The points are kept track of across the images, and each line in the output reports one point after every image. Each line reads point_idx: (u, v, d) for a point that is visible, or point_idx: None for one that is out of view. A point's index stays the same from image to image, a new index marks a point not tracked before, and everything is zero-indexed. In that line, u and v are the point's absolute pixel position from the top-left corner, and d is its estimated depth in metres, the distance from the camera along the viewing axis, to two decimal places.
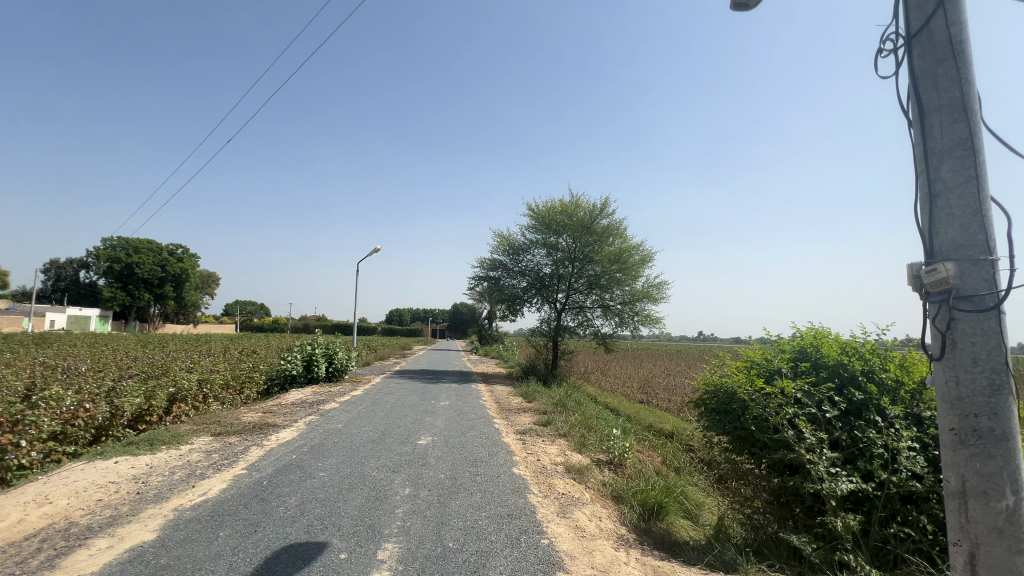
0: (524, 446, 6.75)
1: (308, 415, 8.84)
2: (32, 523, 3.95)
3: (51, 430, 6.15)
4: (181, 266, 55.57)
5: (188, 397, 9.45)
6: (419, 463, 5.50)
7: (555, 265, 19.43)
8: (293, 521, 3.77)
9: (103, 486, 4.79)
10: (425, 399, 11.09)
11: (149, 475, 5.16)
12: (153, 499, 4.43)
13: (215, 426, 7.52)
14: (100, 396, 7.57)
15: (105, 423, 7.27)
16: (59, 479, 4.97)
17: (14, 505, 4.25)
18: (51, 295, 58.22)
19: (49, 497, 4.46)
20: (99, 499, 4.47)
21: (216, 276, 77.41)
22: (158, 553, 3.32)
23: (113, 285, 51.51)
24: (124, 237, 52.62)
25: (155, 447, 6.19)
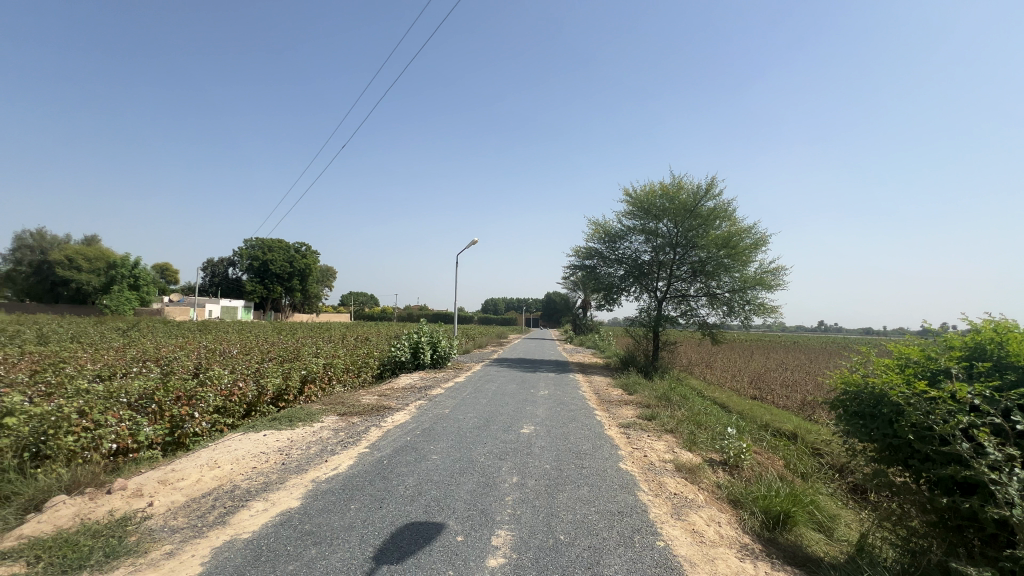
0: (630, 440, 6.55)
1: (417, 399, 9.45)
2: (207, 483, 4.70)
3: (215, 404, 7.28)
4: (306, 262, 62.78)
5: (317, 379, 10.61)
6: (524, 452, 5.59)
7: (655, 252, 18.57)
8: (413, 500, 4.04)
9: (257, 455, 5.55)
10: (524, 388, 11.29)
11: (291, 448, 5.88)
12: (296, 469, 5.03)
13: (340, 406, 8.35)
14: (250, 376, 8.78)
15: (254, 400, 8.44)
16: (224, 447, 5.86)
17: (193, 466, 5.09)
18: (209, 289, 69.07)
19: (218, 461, 5.27)
20: (254, 466, 5.20)
21: (333, 271, 86.12)
22: (303, 519, 3.75)
23: (253, 280, 59.67)
24: (260, 238, 60.58)
25: (294, 423, 7.03)
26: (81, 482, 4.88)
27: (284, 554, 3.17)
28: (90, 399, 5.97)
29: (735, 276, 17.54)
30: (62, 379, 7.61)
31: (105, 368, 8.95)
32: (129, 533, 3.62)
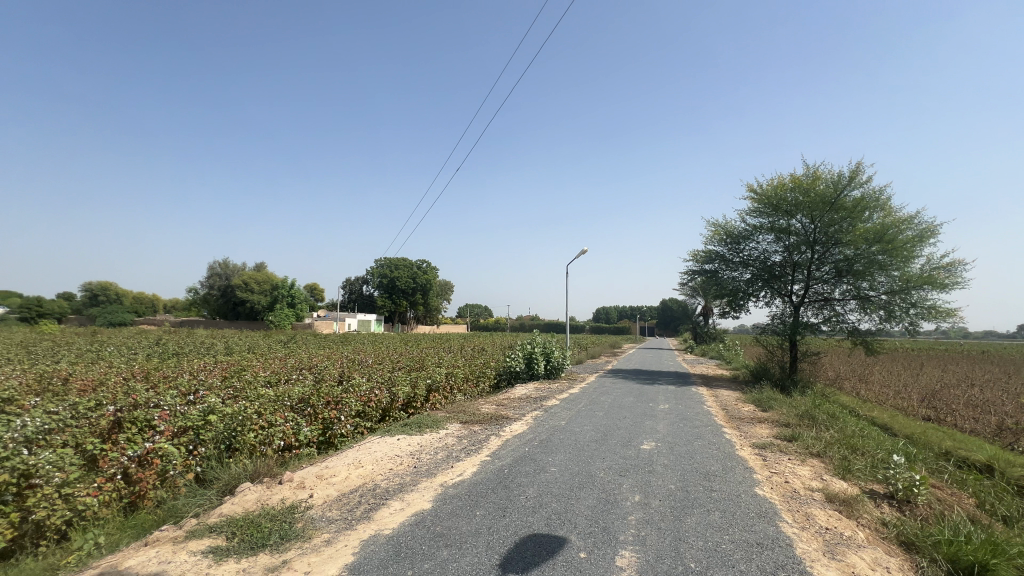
0: (767, 463, 5.91)
1: (533, 410, 9.61)
2: (354, 480, 5.31)
3: (357, 409, 8.21)
4: (427, 277, 67.98)
5: (440, 388, 11.36)
6: (646, 470, 5.35)
7: (788, 251, 16.69)
8: (535, 511, 4.11)
9: (393, 457, 6.12)
10: (642, 401, 10.84)
11: (421, 452, 6.37)
12: (426, 473, 5.44)
13: (462, 414, 8.83)
14: (384, 385, 9.74)
15: (388, 406, 9.32)
16: (366, 448, 6.57)
17: (343, 465, 5.78)
18: (348, 305, 78.29)
19: (362, 461, 5.92)
20: (392, 467, 5.74)
21: (450, 285, 91.98)
22: (434, 521, 4.03)
23: (383, 295, 66.27)
24: (388, 258, 67.17)
25: (423, 429, 7.61)
26: (260, 472, 5.84)
27: (420, 553, 3.43)
28: (264, 402, 7.12)
29: (894, 274, 15.02)
30: (243, 385, 9.19)
31: (273, 376, 10.60)
32: (297, 520, 4.23)
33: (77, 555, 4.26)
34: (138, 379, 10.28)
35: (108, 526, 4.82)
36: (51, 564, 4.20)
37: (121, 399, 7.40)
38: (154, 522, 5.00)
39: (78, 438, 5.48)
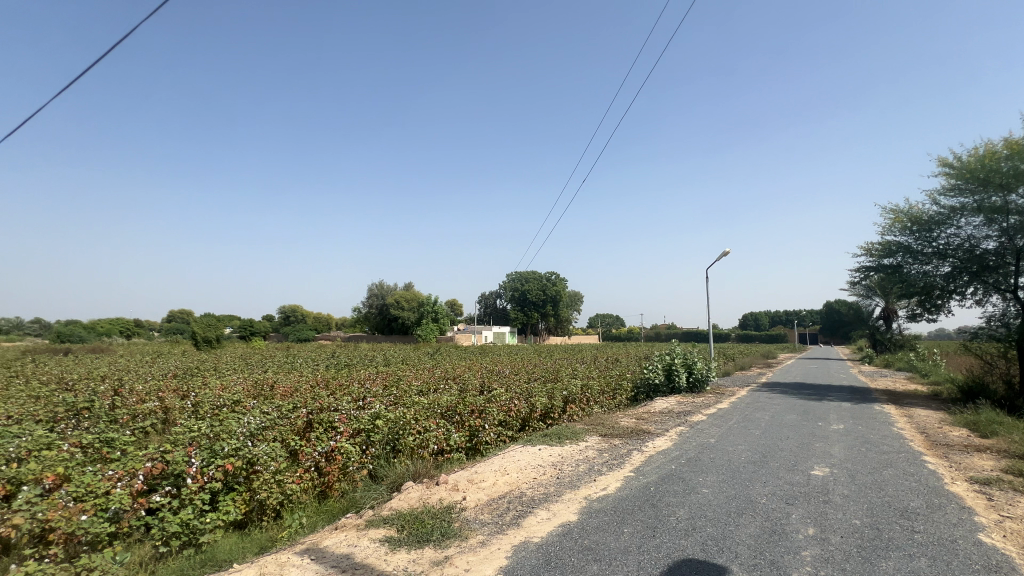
0: (992, 503, 4.71)
1: (678, 425, 9.04)
2: (501, 487, 5.58)
3: (499, 419, 8.60)
4: (557, 289, 68.84)
5: (577, 399, 11.35)
6: (820, 499, 4.66)
7: (1007, 236, 13.23)
8: (687, 534, 3.86)
9: (536, 467, 6.28)
10: (809, 419, 9.46)
11: (563, 463, 6.44)
12: (570, 485, 5.48)
13: (601, 427, 8.70)
14: (523, 396, 10.06)
15: (528, 416, 9.59)
16: (510, 456, 6.86)
17: (490, 471, 6.11)
18: (484, 318, 82.97)
19: (507, 469, 6.19)
20: (535, 477, 5.90)
21: (580, 295, 91.84)
22: (581, 534, 4.03)
23: (516, 308, 69.08)
24: (519, 272, 69.93)
25: (563, 440, 7.68)
26: (421, 473, 6.48)
27: (569, 564, 3.47)
28: (420, 409, 7.90)
29: None
30: (402, 393, 10.32)
31: (425, 385, 11.71)
32: (453, 519, 4.60)
33: (288, 531, 5.21)
34: (322, 387, 12.23)
35: (308, 510, 5.80)
36: (271, 537, 5.19)
37: (312, 404, 8.89)
38: (341, 509, 5.87)
39: (284, 436, 6.73)
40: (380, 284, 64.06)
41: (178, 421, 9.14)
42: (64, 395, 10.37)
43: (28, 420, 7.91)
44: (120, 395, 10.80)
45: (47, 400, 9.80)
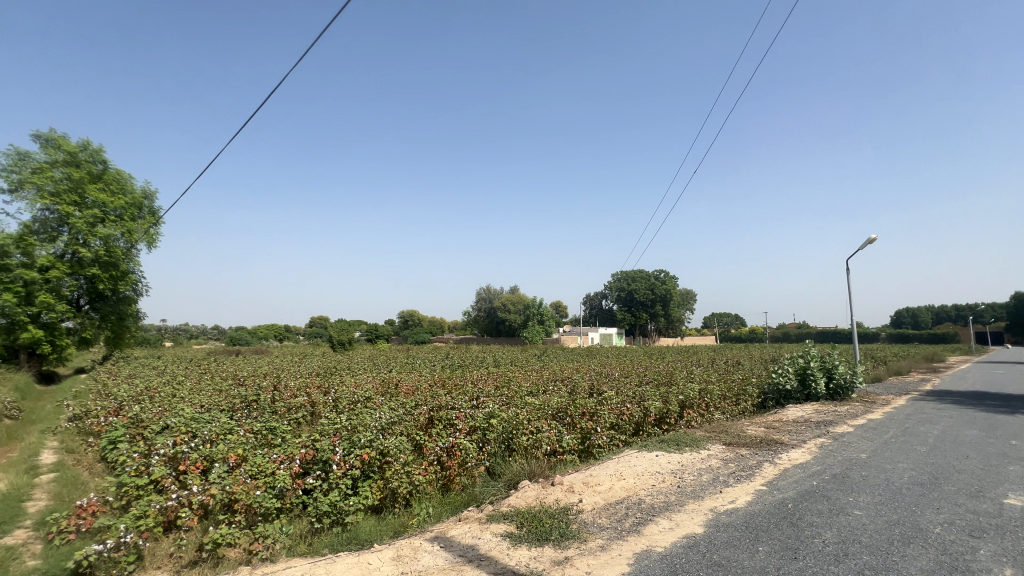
0: None
1: (817, 436, 8.04)
2: (618, 492, 5.46)
3: (612, 422, 8.40)
4: (666, 287, 65.49)
5: (695, 405, 10.66)
6: (1019, 534, 3.81)
7: None
8: (838, 561, 3.41)
9: (654, 473, 6.04)
10: (996, 436, 7.79)
11: (683, 472, 6.10)
12: (692, 495, 5.17)
13: (725, 435, 8.06)
14: (636, 400, 9.72)
15: (641, 420, 9.23)
16: (626, 460, 6.68)
17: (606, 475, 6.01)
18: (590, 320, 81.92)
19: (623, 474, 6.04)
20: (654, 484, 5.68)
21: (692, 293, 86.35)
22: (709, 548, 3.78)
23: (623, 309, 67.26)
24: (625, 271, 68.04)
25: (681, 447, 7.28)
26: (536, 472, 6.60)
27: None
28: (532, 411, 8.04)
29: None
30: (513, 394, 10.62)
31: (534, 386, 11.92)
32: (571, 521, 4.61)
33: (418, 519, 5.64)
34: (440, 386, 13.09)
35: (433, 500, 6.22)
36: (403, 522, 5.66)
37: (432, 402, 9.56)
38: (463, 502, 6.21)
39: (410, 430, 7.33)
40: (488, 288, 66.43)
41: (323, 414, 10.44)
42: (239, 390, 12.45)
43: (215, 409, 9.63)
44: (278, 391, 12.65)
45: (227, 394, 11.85)
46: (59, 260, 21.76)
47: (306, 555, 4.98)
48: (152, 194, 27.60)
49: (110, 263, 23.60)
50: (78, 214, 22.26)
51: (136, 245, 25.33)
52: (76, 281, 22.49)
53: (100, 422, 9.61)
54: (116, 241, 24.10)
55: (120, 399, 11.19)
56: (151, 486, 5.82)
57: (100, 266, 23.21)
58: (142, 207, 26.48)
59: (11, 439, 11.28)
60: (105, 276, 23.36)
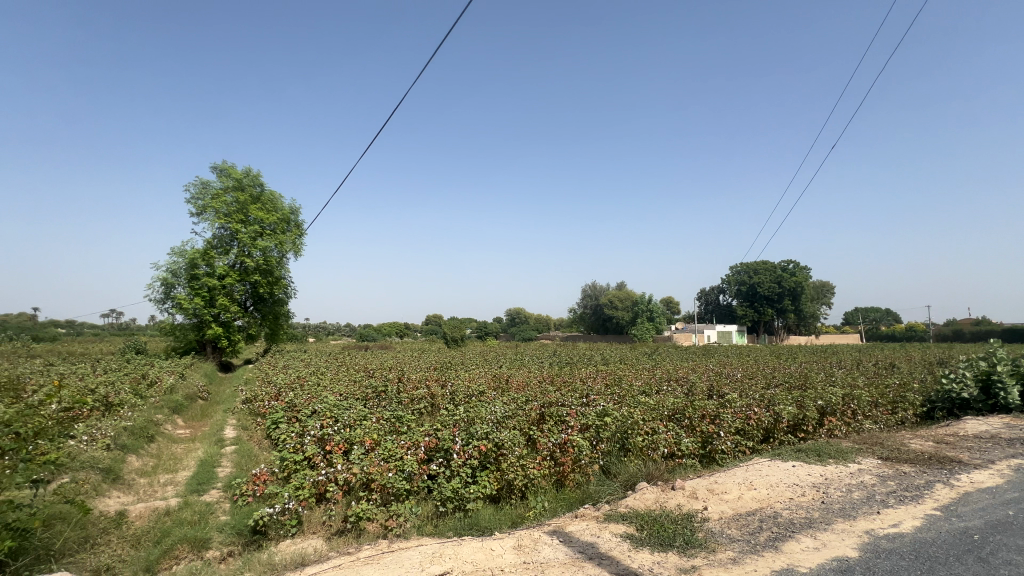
0: None
1: (1011, 457, 6.56)
2: (749, 502, 5.01)
3: (736, 426, 7.69)
4: (796, 280, 58.42)
5: (838, 412, 9.36)
6: None
7: None
8: None
9: (791, 486, 5.43)
10: None
11: (827, 486, 5.40)
12: (841, 514, 4.55)
13: (879, 448, 6.94)
14: (764, 403, 8.81)
15: (772, 426, 8.32)
16: (756, 469, 6.08)
17: (733, 483, 5.55)
18: (706, 317, 76.46)
19: (754, 483, 5.52)
20: (792, 497, 5.11)
21: (830, 285, 76.02)
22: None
23: (744, 304, 61.99)
24: (746, 264, 62.63)
25: (824, 459, 6.44)
26: (654, 474, 6.34)
27: None
28: (647, 412, 7.72)
29: None
30: (624, 393, 10.33)
31: (647, 385, 11.46)
32: (696, 529, 4.35)
33: (534, 511, 5.74)
34: (549, 383, 13.23)
35: (548, 494, 6.27)
36: (520, 514, 5.81)
37: (542, 398, 9.69)
38: (578, 499, 6.17)
39: (522, 425, 7.52)
40: (593, 285, 65.43)
41: (442, 406, 11.17)
42: (370, 381, 13.84)
43: (351, 398, 10.84)
44: (402, 383, 13.82)
45: (361, 384, 13.26)
46: (232, 269, 26.15)
47: (433, 535, 5.35)
48: (298, 210, 31.92)
49: (268, 270, 27.77)
50: (244, 230, 26.56)
51: (287, 254, 29.52)
52: (244, 287, 26.85)
53: (265, 405, 11.37)
54: (272, 252, 28.29)
55: (279, 386, 13.12)
56: (305, 462, 6.73)
57: (261, 274, 27.42)
58: (290, 221, 30.76)
59: (204, 416, 13.86)
60: (265, 282, 27.53)
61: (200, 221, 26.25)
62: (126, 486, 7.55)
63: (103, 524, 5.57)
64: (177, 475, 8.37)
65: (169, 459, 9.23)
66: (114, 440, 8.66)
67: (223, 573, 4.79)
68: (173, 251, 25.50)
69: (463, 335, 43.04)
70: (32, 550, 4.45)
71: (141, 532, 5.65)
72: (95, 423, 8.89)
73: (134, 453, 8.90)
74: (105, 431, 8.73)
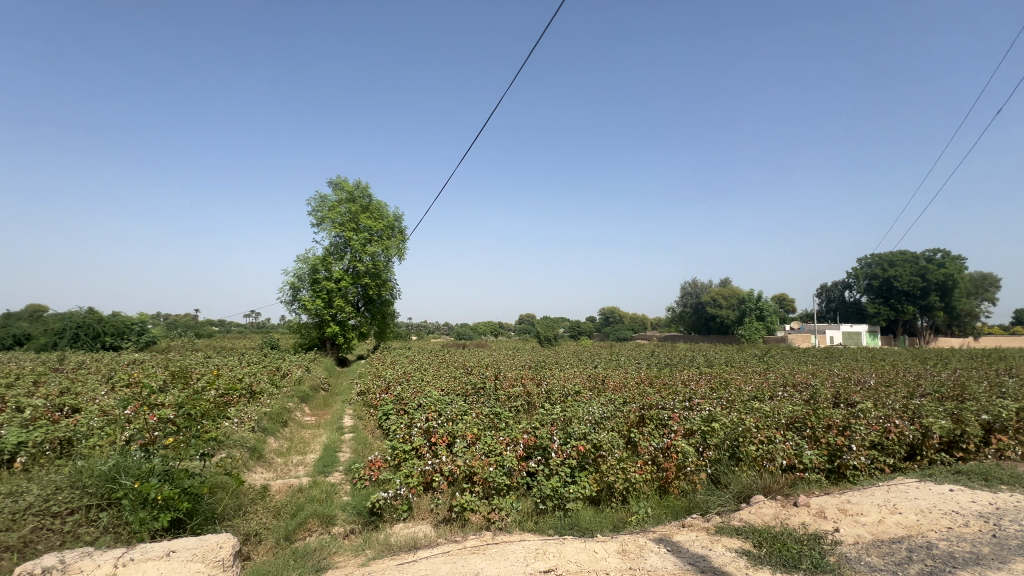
0: None
1: None
2: (893, 528, 4.37)
3: (871, 440, 6.73)
4: (945, 271, 49.35)
5: (1010, 429, 7.79)
6: None
7: None
8: None
9: (949, 513, 4.63)
10: None
11: (999, 517, 4.53)
12: (1021, 552, 3.79)
13: None
14: (907, 416, 7.63)
15: (918, 442, 7.15)
16: (900, 491, 5.29)
17: (872, 504, 4.87)
18: (828, 316, 68.09)
19: (898, 506, 4.80)
20: (950, 527, 4.36)
21: (995, 277, 63.53)
22: None
23: (876, 302, 54.77)
24: (879, 255, 55.32)
25: (993, 485, 5.40)
26: (771, 488, 5.80)
27: None
28: (760, 419, 7.08)
29: None
30: (732, 397, 9.59)
31: (759, 390, 10.52)
32: (827, 552, 3.90)
33: (636, 517, 5.54)
34: (647, 384, 12.73)
35: (651, 500, 5.99)
36: (622, 518, 5.64)
37: (641, 400, 9.35)
38: (684, 507, 5.83)
39: (621, 427, 7.32)
40: (693, 281, 61.60)
41: (537, 404, 11.28)
42: (469, 378, 14.42)
43: (452, 393, 11.38)
44: (499, 380, 14.19)
45: (460, 381, 13.88)
46: (346, 273, 28.85)
47: (534, 532, 5.41)
48: (401, 216, 34.32)
49: (376, 273, 30.17)
50: (356, 237, 29.15)
51: (392, 259, 31.89)
52: (357, 289, 29.51)
53: (377, 398, 12.38)
54: (379, 256, 30.71)
55: (388, 381, 14.21)
56: (413, 452, 7.19)
57: (370, 277, 29.89)
58: (394, 228, 33.20)
59: (326, 406, 15.47)
60: (373, 284, 29.96)
61: (320, 231, 29.37)
62: (267, 463, 8.69)
63: (252, 495, 6.46)
64: (307, 457, 9.44)
65: (300, 442, 10.44)
66: (257, 424, 10.02)
67: (347, 548, 5.29)
68: (299, 259, 28.84)
69: (557, 335, 43.19)
70: (201, 512, 5.31)
71: (281, 504, 6.46)
72: (242, 408, 10.37)
73: (272, 435, 10.21)
74: (250, 415, 10.13)
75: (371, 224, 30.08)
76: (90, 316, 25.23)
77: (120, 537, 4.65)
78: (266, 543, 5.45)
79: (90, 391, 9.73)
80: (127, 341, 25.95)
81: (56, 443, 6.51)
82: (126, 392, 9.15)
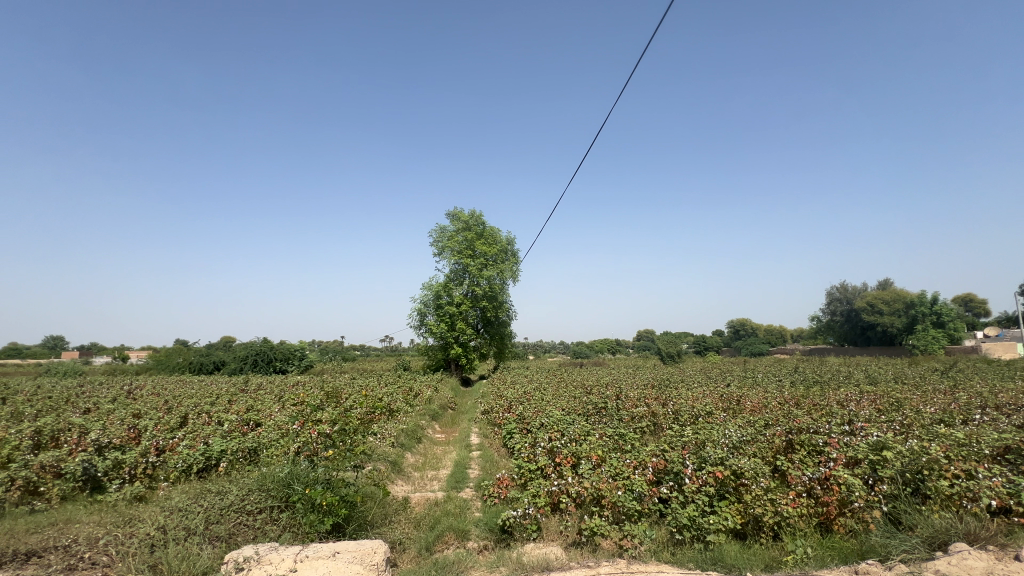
0: None
1: None
2: None
3: None
4: None
5: None
6: None
7: None
8: None
9: None
10: None
11: None
12: None
13: None
14: None
15: None
16: None
17: None
18: None
19: None
20: None
21: None
22: None
23: None
24: None
25: None
26: (977, 535, 4.69)
27: None
28: (951, 448, 5.82)
29: None
30: (907, 421, 8.02)
31: (946, 412, 8.63)
32: None
33: (793, 557, 4.86)
34: (794, 405, 11.24)
35: (810, 539, 5.18)
36: (774, 557, 4.99)
37: (787, 422, 8.28)
38: (855, 551, 4.95)
39: (765, 453, 6.56)
40: (842, 285, 53.55)
41: (664, 425, 10.64)
42: (590, 397, 14.18)
43: (573, 413, 11.29)
44: (621, 400, 13.72)
45: (581, 400, 13.69)
46: (466, 297, 30.62)
47: (671, 564, 5.06)
48: (513, 240, 35.61)
49: (493, 295, 31.48)
50: (473, 263, 30.87)
51: (507, 281, 33.08)
52: (476, 312, 31.08)
53: (500, 416, 12.80)
54: (494, 279, 32.04)
55: (509, 400, 14.59)
56: (539, 471, 7.22)
57: (487, 299, 31.25)
58: (507, 251, 34.53)
59: (454, 423, 16.38)
60: (491, 306, 31.27)
61: (441, 260, 31.77)
62: (406, 476, 9.46)
63: (395, 506, 7.05)
64: (439, 472, 10.06)
65: (433, 458, 11.18)
66: (396, 439, 10.99)
67: (482, 564, 5.47)
68: (424, 286, 31.36)
69: (679, 351, 40.65)
70: (356, 519, 5.94)
71: (420, 516, 6.93)
72: (384, 425, 11.49)
73: (410, 451, 11.10)
74: (390, 431, 11.18)
75: (486, 249, 31.61)
76: (265, 345, 30.26)
77: (296, 535, 5.40)
78: (409, 552, 5.89)
79: (268, 408, 11.60)
80: (292, 364, 30.58)
81: (246, 452, 7.84)
82: (293, 409, 10.74)
